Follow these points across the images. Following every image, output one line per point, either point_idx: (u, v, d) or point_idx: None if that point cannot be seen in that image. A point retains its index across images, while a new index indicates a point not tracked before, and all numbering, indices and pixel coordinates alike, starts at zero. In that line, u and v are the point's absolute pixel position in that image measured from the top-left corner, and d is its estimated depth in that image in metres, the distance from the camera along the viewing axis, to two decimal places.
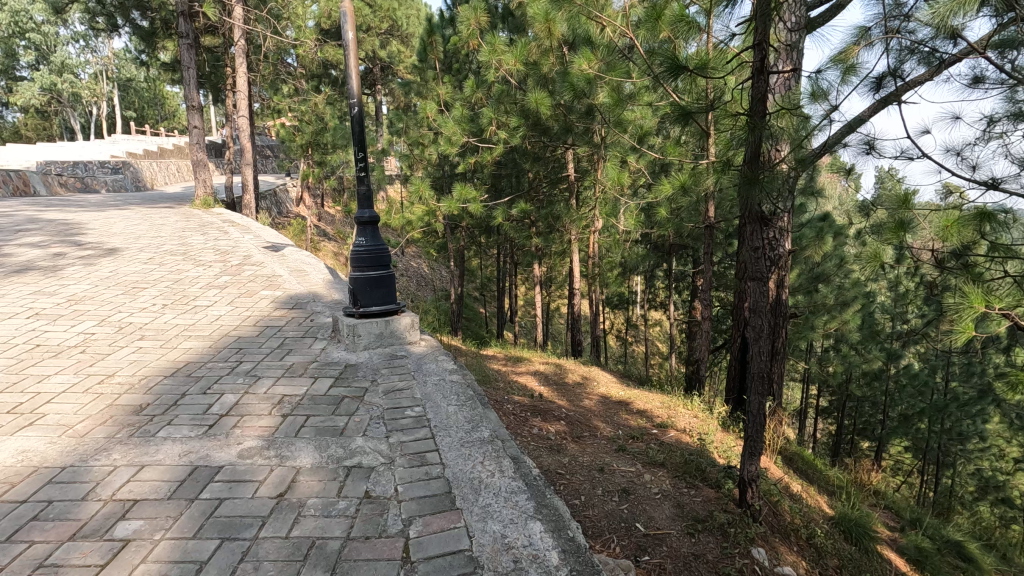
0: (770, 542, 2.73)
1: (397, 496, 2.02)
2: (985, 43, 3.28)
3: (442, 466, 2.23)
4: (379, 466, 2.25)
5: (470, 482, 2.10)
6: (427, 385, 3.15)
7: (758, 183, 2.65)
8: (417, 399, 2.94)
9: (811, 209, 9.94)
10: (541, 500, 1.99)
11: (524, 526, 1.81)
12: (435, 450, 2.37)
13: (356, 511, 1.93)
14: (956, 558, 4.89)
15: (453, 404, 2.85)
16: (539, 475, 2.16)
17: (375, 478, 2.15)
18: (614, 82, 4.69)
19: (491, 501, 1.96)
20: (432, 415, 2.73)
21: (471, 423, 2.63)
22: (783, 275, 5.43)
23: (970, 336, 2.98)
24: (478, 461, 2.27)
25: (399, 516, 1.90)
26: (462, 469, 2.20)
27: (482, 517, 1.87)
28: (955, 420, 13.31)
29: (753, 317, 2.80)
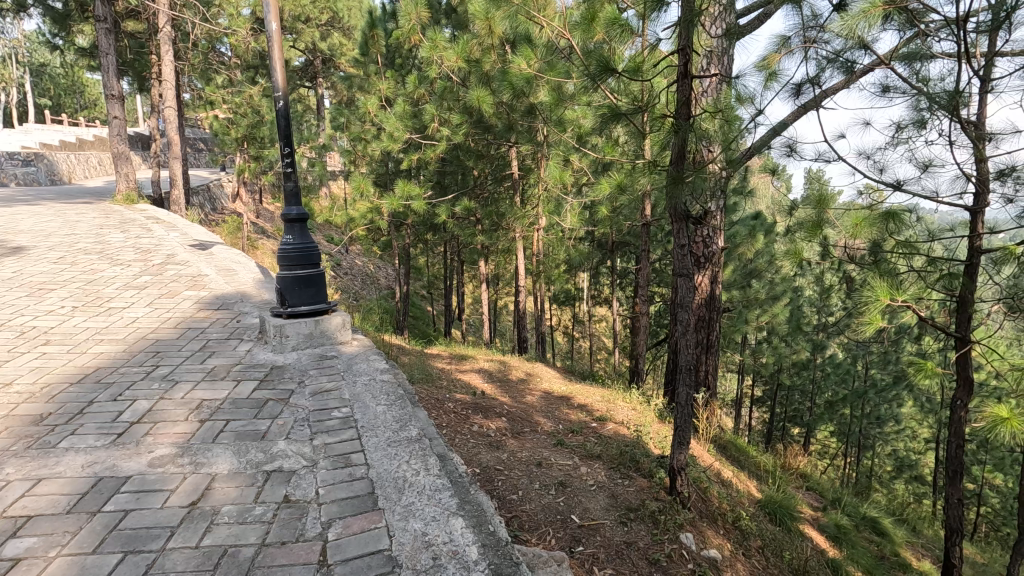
0: (697, 527, 2.87)
1: (317, 500, 1.99)
2: (892, 55, 3.55)
3: (366, 467, 2.21)
4: (301, 469, 2.20)
5: (394, 482, 2.08)
6: (356, 386, 3.09)
7: (682, 184, 2.79)
8: (346, 400, 2.90)
9: (744, 208, 10.43)
10: (465, 496, 2.01)
11: (446, 523, 1.82)
12: (361, 451, 2.34)
13: (273, 516, 1.88)
14: (872, 533, 5.27)
15: (382, 404, 2.82)
16: (464, 472, 2.17)
17: (295, 482, 2.11)
18: (554, 82, 4.76)
19: (414, 500, 1.96)
20: (359, 415, 2.70)
21: (399, 422, 2.61)
22: (716, 271, 5.67)
23: (877, 327, 3.31)
24: (404, 460, 2.25)
25: (319, 519, 1.86)
26: (387, 469, 2.18)
27: (404, 516, 1.85)
28: (874, 405, 14.31)
29: (680, 312, 2.92)
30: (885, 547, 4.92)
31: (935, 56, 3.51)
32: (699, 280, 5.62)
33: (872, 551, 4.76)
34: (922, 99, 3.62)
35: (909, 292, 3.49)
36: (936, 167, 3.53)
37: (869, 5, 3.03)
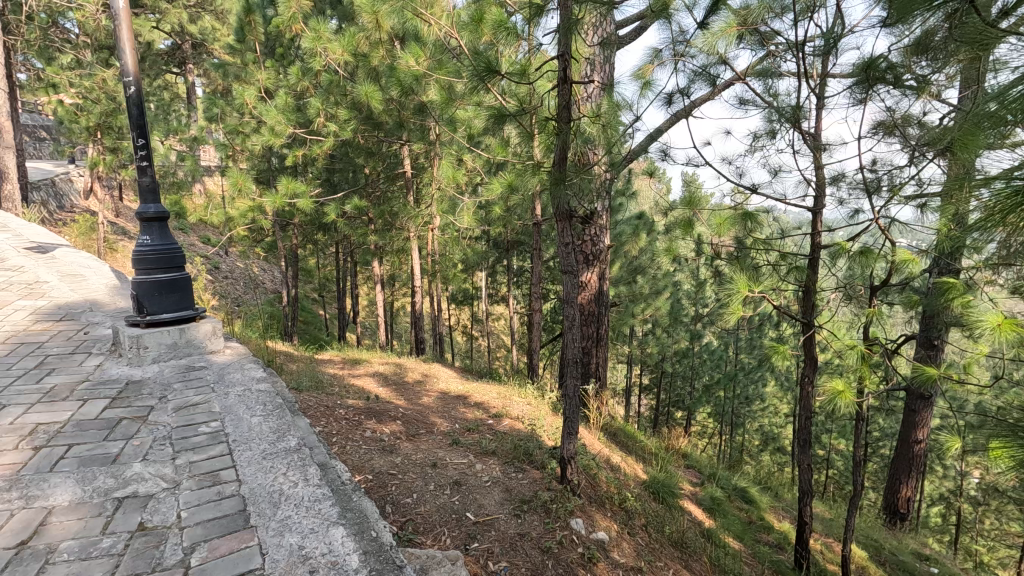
0: (587, 511, 3.01)
1: (179, 523, 1.82)
2: (748, 71, 3.95)
3: (237, 483, 2.07)
4: (160, 492, 2.00)
5: (268, 496, 1.97)
6: (228, 397, 2.89)
7: (565, 184, 2.94)
8: (216, 413, 2.70)
9: (628, 208, 11.09)
10: (346, 504, 1.96)
11: (325, 533, 1.75)
12: (231, 467, 2.19)
13: (125, 547, 1.69)
14: (741, 502, 5.85)
15: (257, 415, 2.66)
16: (346, 480, 2.11)
17: (153, 507, 1.92)
18: (443, 82, 4.74)
19: (291, 512, 1.86)
20: (231, 429, 2.52)
21: (276, 432, 2.48)
22: (603, 268, 5.98)
23: (738, 315, 3.69)
24: (281, 472, 2.13)
25: (180, 545, 1.71)
26: (261, 483, 2.06)
27: (279, 532, 1.76)
28: (743, 387, 15.88)
29: (566, 308, 3.04)
30: (752, 513, 5.50)
31: (783, 74, 3.97)
32: (588, 277, 5.91)
33: (742, 518, 5.28)
34: (773, 112, 4.08)
35: (764, 283, 3.92)
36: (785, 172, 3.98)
37: (726, 25, 3.36)
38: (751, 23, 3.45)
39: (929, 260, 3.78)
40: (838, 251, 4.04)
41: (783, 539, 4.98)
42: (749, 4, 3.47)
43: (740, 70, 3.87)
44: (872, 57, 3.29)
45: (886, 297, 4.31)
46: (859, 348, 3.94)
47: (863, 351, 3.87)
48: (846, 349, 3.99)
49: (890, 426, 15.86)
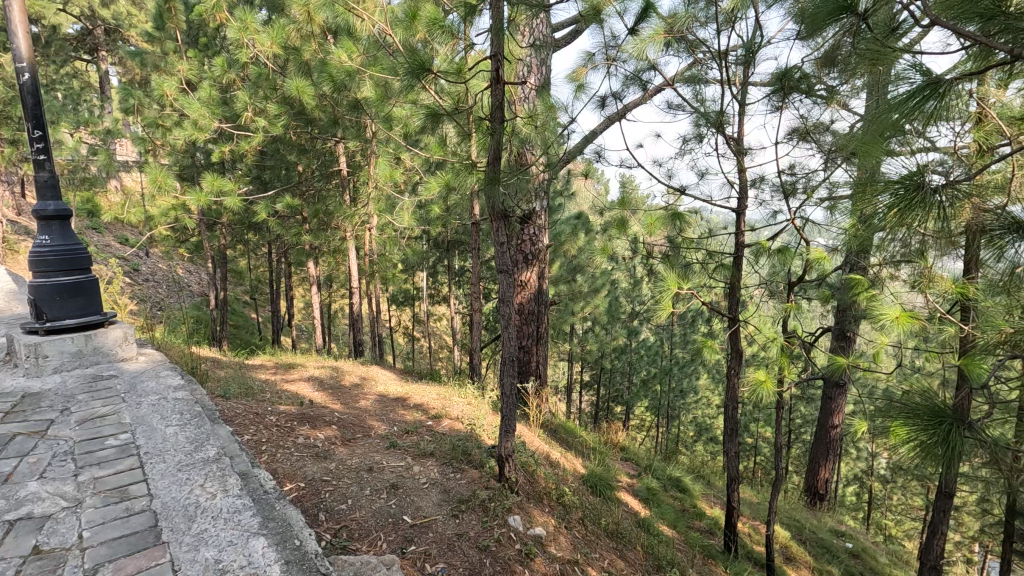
0: (524, 508, 3.04)
1: (80, 545, 1.70)
2: (677, 77, 4.11)
3: (149, 498, 1.96)
4: (59, 512, 1.86)
5: (184, 510, 1.88)
6: (140, 407, 2.74)
7: (499, 184, 2.96)
8: (126, 424, 2.55)
9: (567, 208, 11.28)
10: (269, 514, 1.90)
11: (244, 545, 1.69)
12: (142, 482, 2.07)
13: (15, 573, 1.55)
14: (675, 491, 6.09)
15: (173, 425, 2.54)
16: (271, 489, 2.05)
17: (50, 528, 1.77)
18: (377, 78, 4.65)
19: (208, 525, 1.78)
20: (143, 442, 2.39)
21: (193, 443, 2.37)
22: (542, 267, 6.07)
23: (668, 312, 3.85)
24: (197, 484, 2.04)
25: (81, 566, 1.59)
26: (175, 497, 1.96)
27: (193, 547, 1.68)
28: (677, 380, 16.53)
29: (502, 307, 3.07)
30: (685, 501, 5.73)
31: (708, 81, 4.16)
32: (527, 276, 5.97)
33: (676, 507, 5.50)
34: (700, 118, 4.27)
35: (691, 281, 4.10)
36: (710, 175, 4.18)
37: (655, 32, 3.49)
38: (677, 31, 3.60)
39: (839, 258, 4.08)
40: (759, 249, 4.30)
41: (714, 525, 5.22)
42: (675, 12, 3.62)
43: (669, 76, 4.03)
44: (787, 67, 3.51)
45: (802, 293, 4.61)
46: (779, 341, 4.18)
47: (782, 344, 4.12)
48: (767, 341, 4.24)
49: (811, 413, 16.98)
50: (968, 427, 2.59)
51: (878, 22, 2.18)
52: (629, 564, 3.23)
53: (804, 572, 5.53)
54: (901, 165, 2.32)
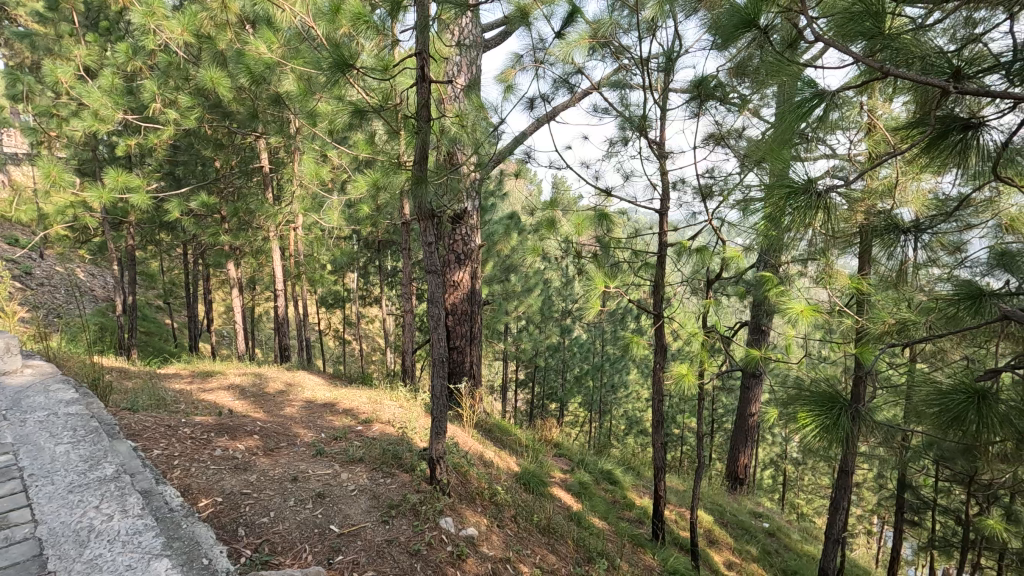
0: (456, 509, 3.04)
1: None
2: (602, 81, 4.23)
3: (37, 525, 2.11)
4: None
5: (77, 534, 2.04)
6: (25, 432, 2.86)
7: (426, 184, 2.93)
8: (12, 451, 2.68)
9: (499, 208, 11.32)
10: (174, 533, 2.08)
11: (145, 566, 1.86)
12: (32, 507, 2.23)
13: None
14: (606, 483, 6.27)
15: (65, 449, 2.71)
16: (174, 507, 2.27)
17: None
18: (300, 72, 4.48)
19: (103, 548, 1.96)
20: (33, 467, 2.55)
21: (86, 465, 2.56)
22: (475, 267, 6.07)
23: (595, 309, 3.96)
24: (92, 506, 2.23)
25: None
26: (67, 522, 2.13)
27: (86, 570, 1.84)
28: (609, 376, 17.02)
29: (431, 308, 3.05)
30: (616, 493, 5.90)
31: (632, 87, 4.31)
32: (460, 276, 5.95)
33: (607, 499, 5.65)
34: (625, 122, 4.42)
35: (618, 279, 4.24)
36: (635, 177, 4.34)
37: (580, 37, 3.58)
38: (601, 36, 3.70)
39: (752, 257, 4.34)
40: (681, 248, 4.52)
41: (643, 514, 5.42)
42: (600, 18, 3.72)
43: (595, 80, 4.14)
44: (703, 76, 3.70)
45: (720, 290, 4.87)
46: (700, 335, 4.40)
47: (703, 338, 4.34)
48: (689, 336, 4.44)
49: (731, 403, 17.98)
50: (855, 413, 2.85)
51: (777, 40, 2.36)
52: (560, 558, 3.29)
53: (725, 553, 5.85)
54: (791, 172, 2.54)
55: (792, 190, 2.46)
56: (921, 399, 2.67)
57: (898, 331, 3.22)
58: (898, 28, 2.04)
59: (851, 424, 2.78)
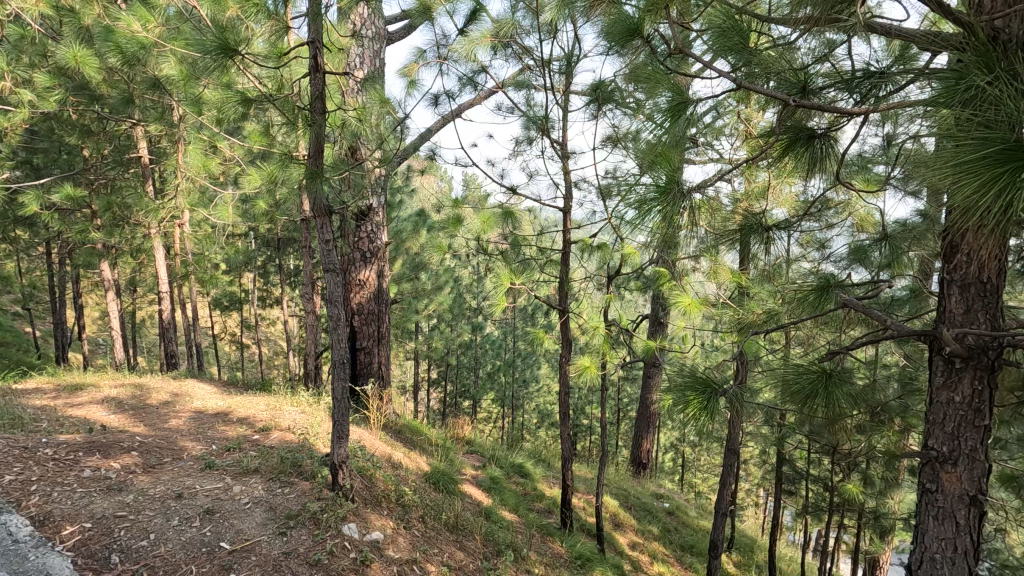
0: (361, 514, 2.96)
1: None
2: (506, 81, 4.28)
3: None
4: None
5: None
6: None
7: (320, 179, 2.82)
8: None
9: (405, 206, 11.15)
10: (19, 567, 2.07)
11: None
12: None
13: None
14: (518, 476, 6.38)
15: None
16: (25, 536, 2.26)
17: None
18: (180, 55, 4.14)
19: None
20: None
21: None
22: (381, 265, 5.92)
23: (501, 305, 4.03)
24: None
25: None
26: None
27: None
28: (520, 371, 17.30)
29: (329, 307, 2.94)
30: (527, 485, 6.03)
31: (536, 87, 4.40)
32: (366, 273, 5.78)
33: (518, 492, 5.75)
34: (528, 121, 4.51)
35: (523, 276, 4.32)
36: (538, 176, 4.45)
37: (481, 35, 3.61)
38: (503, 36, 3.75)
39: (648, 254, 4.60)
40: (583, 245, 4.71)
41: (553, 504, 5.58)
42: (503, 18, 3.76)
43: (499, 79, 4.18)
44: (601, 80, 3.86)
45: (622, 285, 5.10)
46: (602, 330, 4.58)
47: (604, 332, 4.52)
48: (593, 330, 4.61)
49: (634, 393, 18.98)
50: (730, 394, 3.12)
51: (657, 51, 2.53)
52: (469, 554, 3.32)
53: (629, 535, 6.17)
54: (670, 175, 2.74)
55: (668, 191, 2.66)
56: (784, 375, 2.99)
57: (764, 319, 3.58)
58: (765, 46, 2.27)
59: (728, 405, 3.05)
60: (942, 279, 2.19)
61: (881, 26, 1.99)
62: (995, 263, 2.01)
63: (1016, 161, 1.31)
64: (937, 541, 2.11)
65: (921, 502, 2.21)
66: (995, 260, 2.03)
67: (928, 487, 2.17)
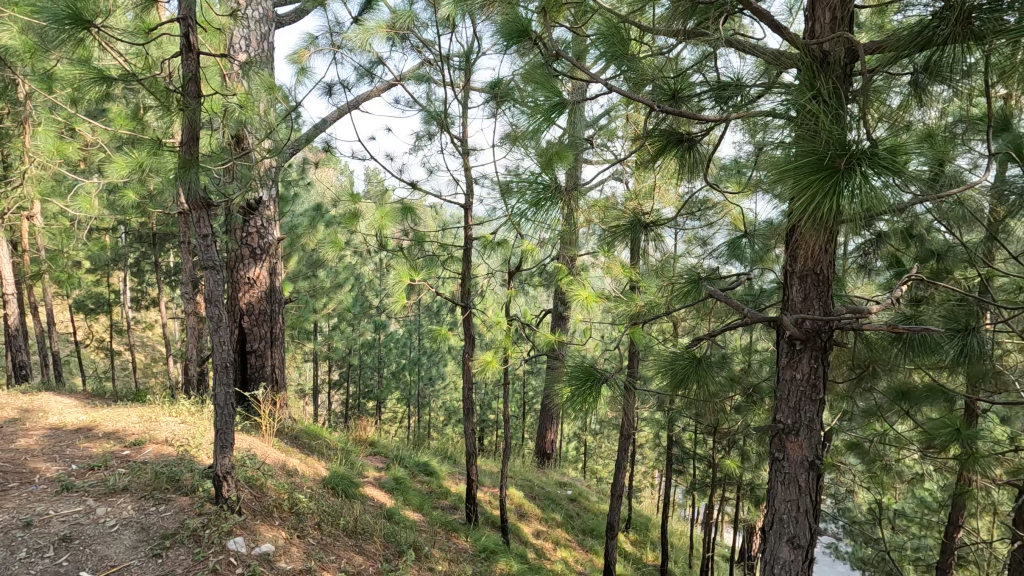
0: (249, 526, 2.79)
1: None
2: (405, 75, 4.21)
3: None
4: None
5: None
6: None
7: (194, 169, 2.60)
8: None
9: (301, 199, 10.59)
10: None
11: None
12: None
13: None
14: (423, 474, 6.33)
15: None
16: None
17: None
18: (23, 22, 3.62)
19: None
20: None
21: None
22: (274, 262, 5.59)
23: (401, 302, 3.96)
24: None
25: None
26: None
27: None
28: (426, 368, 17.11)
29: (209, 308, 2.74)
30: (432, 483, 6.00)
31: (436, 83, 4.36)
32: (257, 271, 5.43)
33: (423, 490, 5.70)
34: (428, 117, 4.46)
35: (424, 272, 4.27)
36: (438, 172, 4.42)
37: (376, 25, 3.52)
38: (400, 28, 3.67)
39: (547, 250, 4.71)
40: (485, 242, 4.74)
41: (457, 500, 5.60)
42: (399, 10, 3.68)
43: (397, 72, 4.10)
44: (499, 78, 3.90)
45: (524, 280, 5.19)
46: (504, 325, 4.65)
47: (506, 327, 4.59)
48: (495, 326, 4.67)
49: (539, 385, 19.48)
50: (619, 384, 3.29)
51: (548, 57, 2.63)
52: (368, 557, 3.25)
53: (533, 524, 6.35)
54: (556, 175, 2.84)
55: (557, 189, 2.78)
56: (663, 364, 3.21)
57: (647, 311, 3.84)
58: (645, 55, 2.42)
59: (617, 393, 3.23)
60: (785, 271, 2.46)
61: (742, 43, 2.21)
62: (823, 257, 2.29)
63: (835, 171, 1.54)
64: (784, 503, 2.38)
65: (772, 470, 2.48)
66: (824, 254, 2.32)
67: (777, 456, 2.43)
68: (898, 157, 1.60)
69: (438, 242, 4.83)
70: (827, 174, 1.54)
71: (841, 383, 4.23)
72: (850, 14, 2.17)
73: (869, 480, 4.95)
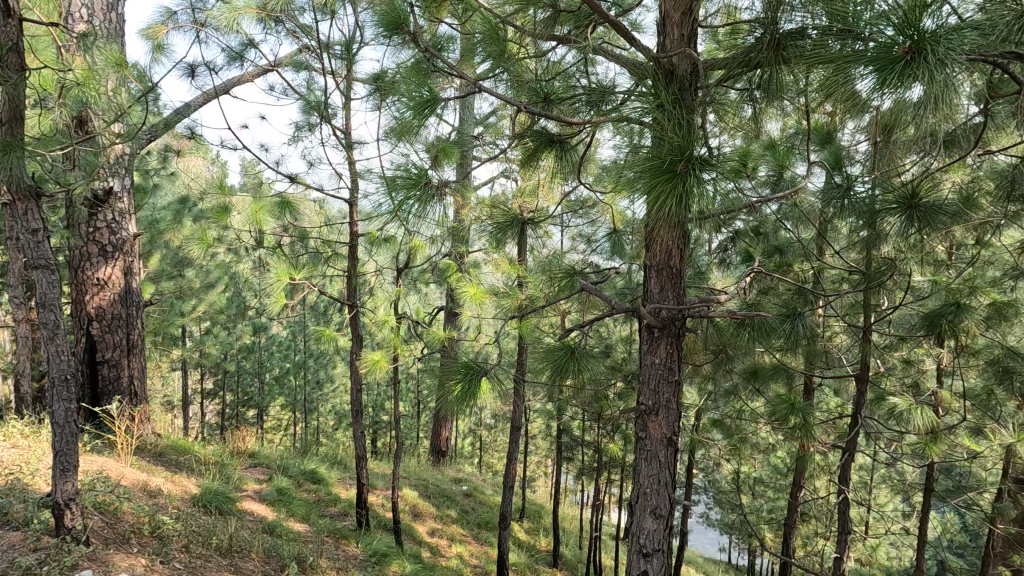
0: (98, 558, 2.49)
1: None
2: (280, 60, 3.95)
3: None
4: None
5: None
6: None
7: (18, 152, 2.24)
8: None
9: (162, 190, 9.55)
10: None
11: None
12: None
13: None
14: (310, 483, 6.01)
15: None
16: None
17: None
18: None
19: None
20: None
21: None
22: (129, 260, 5.00)
23: (280, 302, 3.73)
24: None
25: None
26: None
27: None
28: (313, 371, 16.26)
29: (42, 314, 2.39)
30: (320, 491, 5.72)
31: (315, 71, 4.15)
32: (107, 271, 4.83)
33: (309, 499, 5.41)
34: (307, 106, 4.23)
35: (304, 269, 4.05)
36: (319, 166, 4.22)
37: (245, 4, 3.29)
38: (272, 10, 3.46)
39: (436, 246, 4.67)
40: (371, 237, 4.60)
41: (347, 506, 5.41)
42: None
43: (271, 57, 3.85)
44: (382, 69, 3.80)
45: (413, 277, 5.10)
46: (393, 323, 4.54)
47: (395, 325, 4.49)
48: (383, 324, 4.56)
49: None
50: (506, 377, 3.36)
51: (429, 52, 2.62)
52: None
53: (428, 523, 6.31)
54: (438, 171, 2.83)
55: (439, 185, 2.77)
56: (545, 356, 3.32)
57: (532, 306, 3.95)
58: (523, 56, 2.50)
59: (505, 386, 3.30)
60: (645, 265, 2.66)
61: (610, 53, 2.37)
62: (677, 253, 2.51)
63: (676, 173, 1.71)
64: (648, 479, 2.57)
65: (638, 449, 2.67)
66: (678, 249, 2.54)
67: (641, 436, 2.63)
68: (736, 163, 1.80)
69: (320, 238, 4.59)
70: (668, 177, 1.70)
71: (706, 367, 4.65)
72: (694, 32, 2.40)
73: (730, 453, 5.50)
